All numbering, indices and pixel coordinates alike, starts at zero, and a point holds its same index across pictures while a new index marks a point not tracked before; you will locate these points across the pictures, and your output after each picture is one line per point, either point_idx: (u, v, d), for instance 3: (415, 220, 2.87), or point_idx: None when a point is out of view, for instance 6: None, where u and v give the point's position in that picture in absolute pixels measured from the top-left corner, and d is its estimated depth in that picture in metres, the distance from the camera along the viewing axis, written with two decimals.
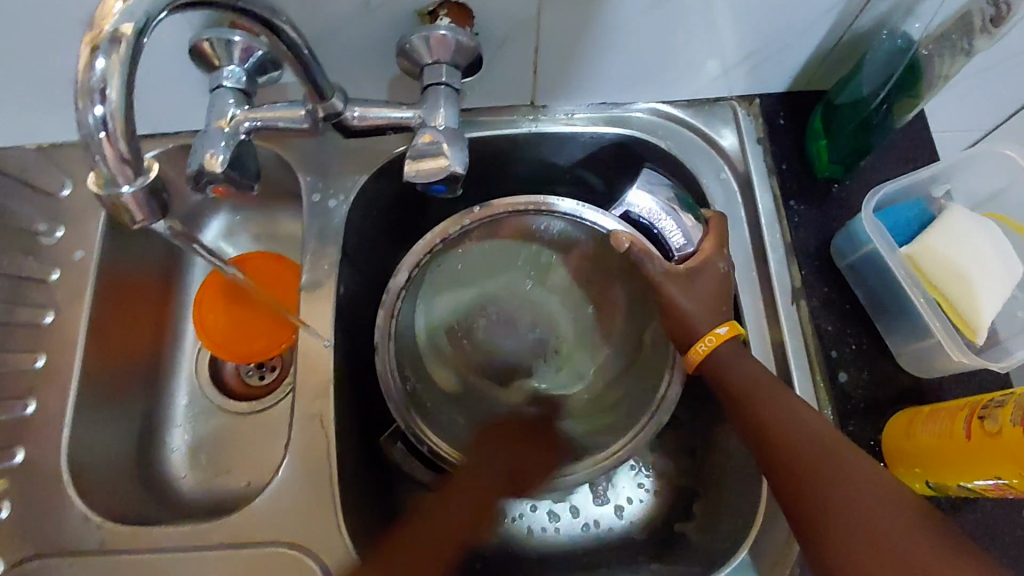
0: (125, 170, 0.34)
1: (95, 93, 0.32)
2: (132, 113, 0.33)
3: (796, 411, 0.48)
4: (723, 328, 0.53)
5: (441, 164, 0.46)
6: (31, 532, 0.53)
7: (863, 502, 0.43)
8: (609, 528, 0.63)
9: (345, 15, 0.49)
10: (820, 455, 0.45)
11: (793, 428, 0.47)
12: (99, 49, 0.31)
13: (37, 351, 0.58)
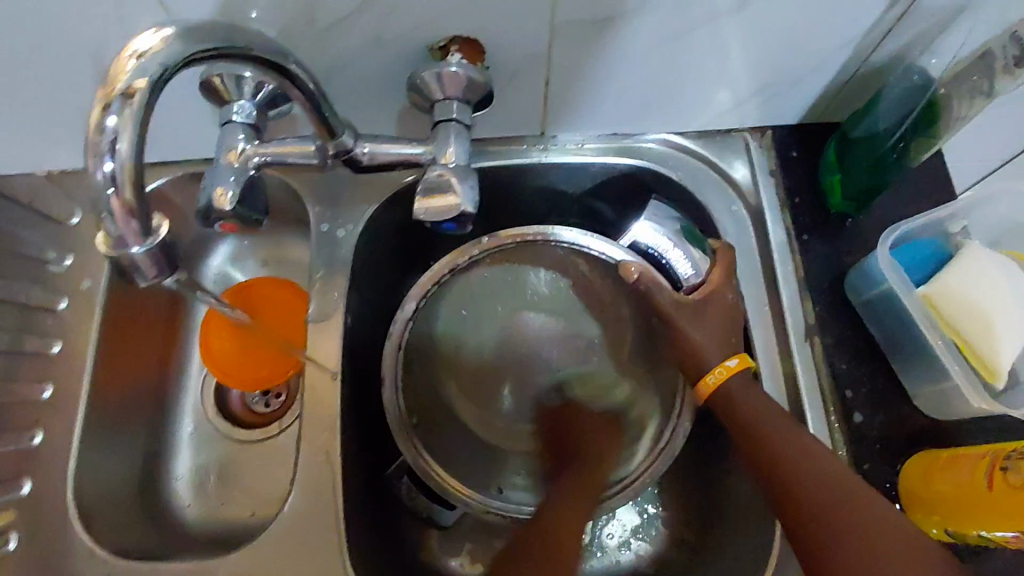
0: (132, 227, 0.34)
1: (106, 149, 0.32)
2: (143, 168, 0.33)
3: (806, 449, 0.47)
4: (733, 360, 0.52)
5: (449, 202, 0.46)
6: (36, 565, 0.53)
7: (894, 561, 0.41)
8: (616, 563, 0.62)
9: (357, 51, 0.49)
10: (833, 499, 0.44)
11: (804, 468, 0.46)
12: (112, 106, 0.31)
13: (45, 381, 0.59)
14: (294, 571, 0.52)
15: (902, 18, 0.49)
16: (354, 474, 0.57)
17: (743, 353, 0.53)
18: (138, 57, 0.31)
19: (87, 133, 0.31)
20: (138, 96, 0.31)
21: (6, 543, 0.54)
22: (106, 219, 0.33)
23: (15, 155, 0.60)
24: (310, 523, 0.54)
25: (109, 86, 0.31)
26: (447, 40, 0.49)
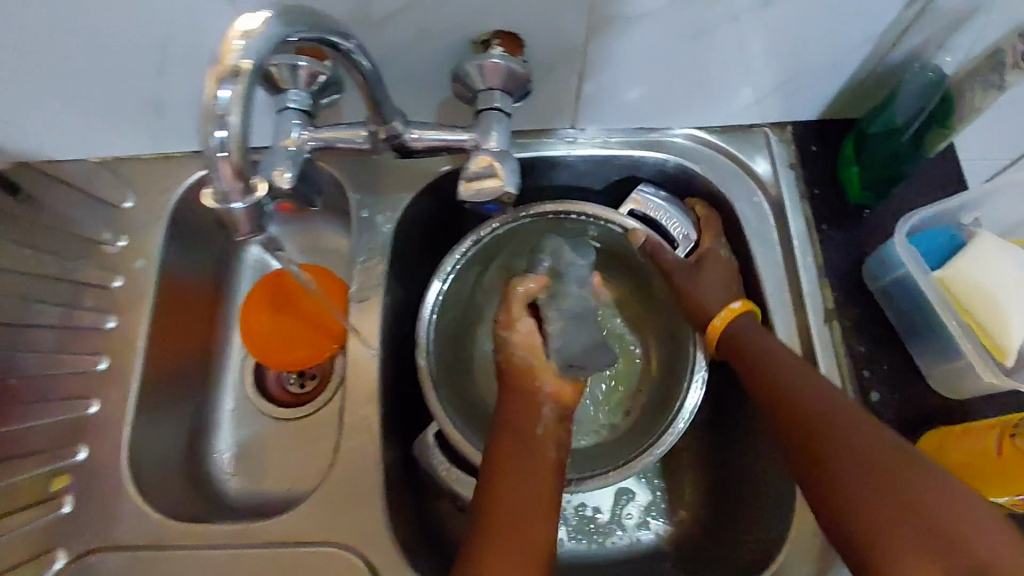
0: (238, 189, 0.37)
1: (219, 121, 0.35)
2: (248, 136, 0.36)
3: (805, 378, 0.49)
4: (736, 304, 0.57)
5: (493, 185, 0.50)
6: (93, 526, 0.56)
7: (886, 457, 0.41)
8: (635, 541, 0.65)
9: (405, 44, 0.53)
10: (832, 416, 0.45)
11: (806, 393, 0.48)
12: (224, 83, 0.34)
13: (101, 354, 0.62)
14: (338, 535, 0.55)
15: (917, 18, 0.52)
16: (393, 447, 0.60)
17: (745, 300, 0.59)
18: (244, 37, 0.34)
19: (204, 106, 0.34)
20: (246, 73, 0.34)
21: (63, 505, 0.57)
22: (217, 182, 0.36)
23: (74, 142, 0.64)
24: (353, 491, 0.57)
25: (221, 63, 0.34)
26: (490, 34, 0.53)
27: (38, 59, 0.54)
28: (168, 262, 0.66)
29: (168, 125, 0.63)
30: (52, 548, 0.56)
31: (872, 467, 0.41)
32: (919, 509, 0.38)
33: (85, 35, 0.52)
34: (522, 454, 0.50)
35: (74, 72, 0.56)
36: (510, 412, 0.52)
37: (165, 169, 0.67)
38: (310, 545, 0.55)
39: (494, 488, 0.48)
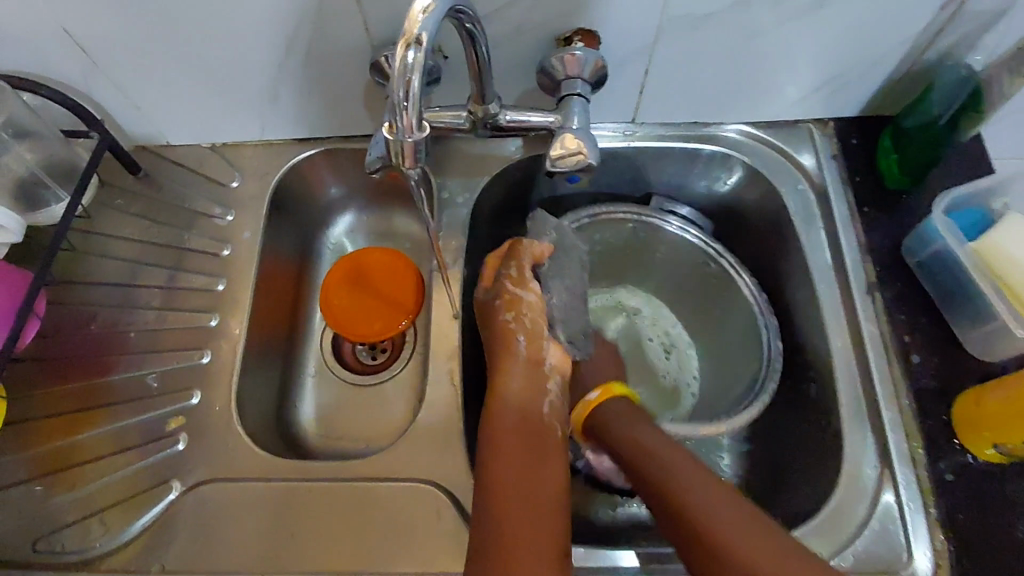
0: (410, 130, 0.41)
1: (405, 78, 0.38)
2: (426, 89, 0.40)
3: (693, 472, 0.52)
4: (595, 393, 0.63)
5: (578, 160, 0.57)
6: (207, 460, 0.62)
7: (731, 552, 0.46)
8: None
9: (499, 39, 0.61)
10: (711, 505, 0.49)
11: (692, 480, 0.51)
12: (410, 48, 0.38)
13: (212, 312, 0.69)
14: (423, 473, 0.61)
15: (950, 21, 0.59)
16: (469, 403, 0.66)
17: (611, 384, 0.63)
18: (423, 10, 0.37)
19: (392, 71, 0.38)
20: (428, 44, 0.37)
21: (178, 442, 0.63)
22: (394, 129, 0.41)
23: (195, 126, 0.73)
24: (434, 437, 0.62)
25: (406, 33, 0.37)
26: (572, 32, 0.60)
27: (180, 49, 0.63)
28: (268, 235, 0.74)
29: (277, 112, 0.71)
30: (166, 479, 0.62)
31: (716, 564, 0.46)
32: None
33: (226, 28, 0.61)
34: (530, 421, 0.54)
35: (208, 62, 0.65)
36: (521, 379, 0.57)
37: (268, 153, 0.76)
38: (398, 481, 0.60)
39: (501, 475, 0.49)
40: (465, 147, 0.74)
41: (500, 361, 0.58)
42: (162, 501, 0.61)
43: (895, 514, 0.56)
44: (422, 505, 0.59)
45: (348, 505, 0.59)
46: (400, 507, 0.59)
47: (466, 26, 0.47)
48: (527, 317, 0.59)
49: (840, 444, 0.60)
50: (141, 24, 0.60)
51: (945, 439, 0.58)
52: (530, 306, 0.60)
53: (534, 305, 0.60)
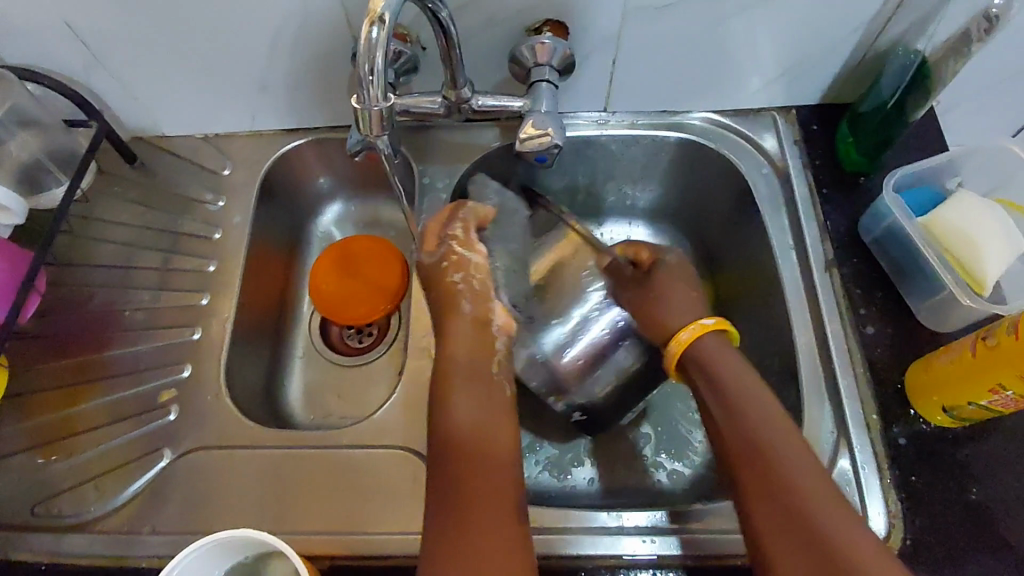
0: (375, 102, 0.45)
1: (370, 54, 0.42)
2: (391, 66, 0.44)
3: (786, 438, 0.49)
4: (710, 320, 0.60)
5: (546, 142, 0.60)
6: (195, 430, 0.66)
7: (824, 527, 0.44)
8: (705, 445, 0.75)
9: (473, 29, 0.64)
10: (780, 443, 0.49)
11: (764, 421, 0.51)
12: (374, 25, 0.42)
13: (203, 292, 0.73)
14: (402, 441, 0.64)
15: (897, 9, 0.63)
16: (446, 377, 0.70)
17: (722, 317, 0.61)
18: None
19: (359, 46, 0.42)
20: (390, 22, 0.41)
21: (168, 413, 0.66)
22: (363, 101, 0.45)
23: (189, 117, 0.77)
24: (412, 407, 0.66)
25: (371, 12, 0.41)
26: (541, 22, 0.64)
27: (174, 41, 0.67)
28: (258, 220, 0.77)
29: (267, 103, 0.75)
30: (156, 447, 0.65)
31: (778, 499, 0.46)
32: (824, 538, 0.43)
33: (216, 20, 0.65)
34: (476, 380, 0.54)
35: (201, 54, 0.69)
36: (459, 344, 0.57)
37: (259, 144, 0.79)
38: (378, 448, 0.63)
39: (456, 420, 0.51)
40: (446, 137, 0.78)
41: (449, 326, 0.58)
42: (153, 468, 0.64)
43: (851, 478, 0.58)
44: (399, 469, 0.62)
45: (330, 470, 0.62)
46: (379, 472, 0.62)
47: (429, 7, 0.51)
48: (475, 278, 0.60)
49: (798, 412, 0.63)
50: (136, 17, 0.64)
51: (898, 405, 0.61)
52: (476, 268, 0.60)
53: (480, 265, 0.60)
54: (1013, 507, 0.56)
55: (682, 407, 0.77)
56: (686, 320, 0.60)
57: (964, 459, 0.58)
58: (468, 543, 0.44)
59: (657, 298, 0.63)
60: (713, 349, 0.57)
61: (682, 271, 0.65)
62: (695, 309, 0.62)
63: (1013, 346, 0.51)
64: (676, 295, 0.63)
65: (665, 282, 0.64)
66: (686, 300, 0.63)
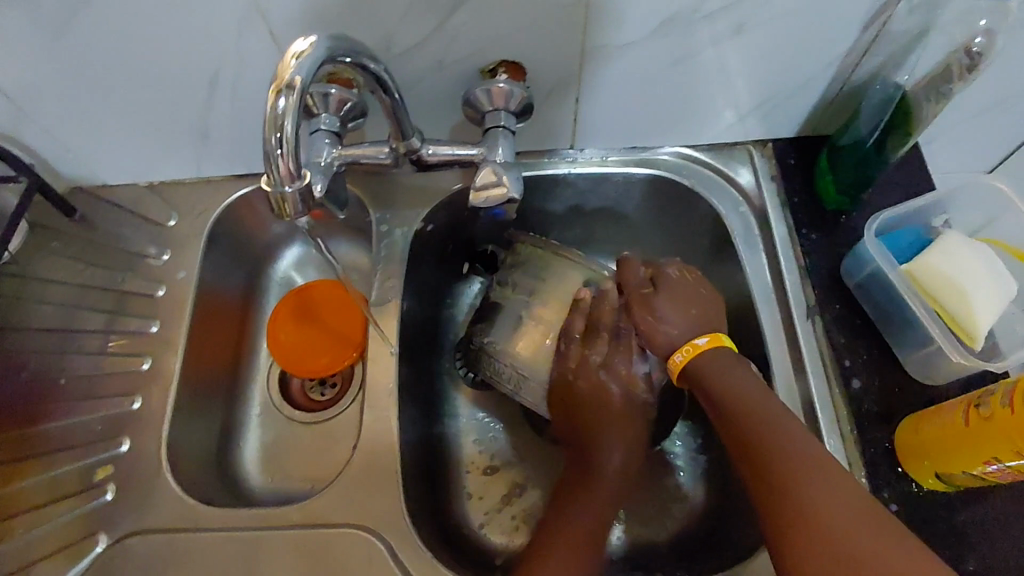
0: (288, 176, 0.41)
1: (278, 125, 0.39)
2: (301, 140, 0.41)
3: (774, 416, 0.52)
4: (703, 339, 0.58)
5: (500, 192, 0.56)
6: (134, 512, 0.61)
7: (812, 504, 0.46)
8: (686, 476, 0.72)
9: (424, 71, 0.60)
10: (812, 475, 0.47)
11: (798, 446, 0.49)
12: (281, 93, 0.38)
13: (144, 355, 0.68)
14: (357, 518, 0.60)
15: (874, 41, 0.59)
16: (406, 441, 0.66)
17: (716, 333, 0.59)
18: (296, 57, 0.38)
19: (265, 116, 0.39)
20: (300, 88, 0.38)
21: (106, 492, 0.62)
22: (272, 176, 0.41)
23: (129, 167, 0.72)
24: (369, 478, 0.61)
25: (278, 78, 0.38)
26: (496, 64, 0.60)
27: (107, 92, 0.63)
28: (205, 274, 0.73)
29: (214, 152, 0.71)
30: (94, 530, 0.60)
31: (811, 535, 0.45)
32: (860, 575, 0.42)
33: (152, 71, 0.61)
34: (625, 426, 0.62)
35: (138, 104, 0.64)
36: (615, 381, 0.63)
37: (207, 191, 0.75)
38: (331, 527, 0.59)
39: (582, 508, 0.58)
40: (406, 179, 0.74)
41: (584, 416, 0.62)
42: (90, 554, 0.59)
43: None
44: (353, 552, 0.57)
45: (281, 554, 0.58)
46: (331, 553, 0.58)
47: (368, 67, 0.47)
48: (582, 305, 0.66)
49: None
50: (62, 70, 0.59)
51: (887, 467, 0.56)
52: (598, 364, 0.63)
53: (580, 351, 0.64)
54: None
55: (664, 447, 0.73)
56: (678, 341, 0.58)
57: (961, 525, 0.54)
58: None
59: (653, 314, 0.60)
60: (717, 369, 0.56)
61: (688, 287, 0.61)
62: (694, 324, 0.59)
63: (1011, 418, 0.47)
64: (674, 318, 0.59)
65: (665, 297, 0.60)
66: (684, 319, 0.59)
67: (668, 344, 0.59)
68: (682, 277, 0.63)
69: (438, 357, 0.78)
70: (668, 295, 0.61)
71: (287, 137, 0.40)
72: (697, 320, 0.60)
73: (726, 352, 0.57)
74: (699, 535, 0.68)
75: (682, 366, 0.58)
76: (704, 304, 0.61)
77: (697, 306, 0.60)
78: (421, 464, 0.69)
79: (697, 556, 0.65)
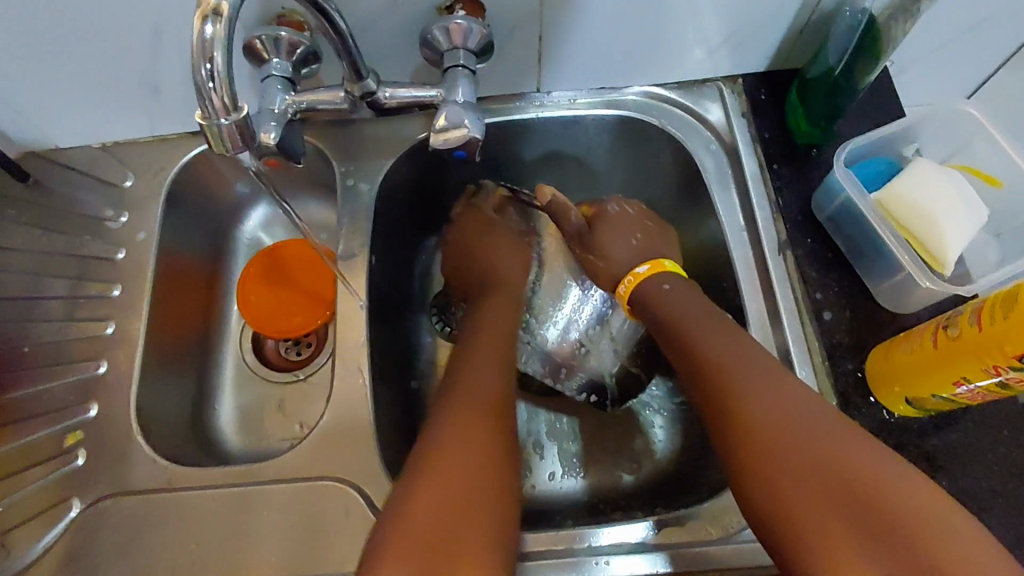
0: (223, 107, 0.40)
1: (207, 53, 0.37)
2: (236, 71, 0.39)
3: (744, 355, 0.52)
4: (644, 267, 0.63)
5: (460, 133, 0.54)
6: (106, 475, 0.61)
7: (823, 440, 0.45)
8: (664, 419, 0.73)
9: (376, 11, 0.57)
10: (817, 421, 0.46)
11: (780, 397, 0.48)
12: (208, 20, 0.37)
13: (107, 320, 0.67)
14: (333, 468, 0.59)
15: None
16: (380, 393, 0.65)
17: (657, 259, 0.63)
18: None
19: (193, 46, 0.37)
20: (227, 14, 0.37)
21: (77, 457, 0.61)
22: (206, 110, 0.40)
23: (78, 127, 0.69)
24: (343, 430, 0.61)
25: (204, 5, 0.37)
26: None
27: (44, 50, 0.59)
28: (167, 234, 0.71)
29: (166, 106, 0.68)
30: (67, 495, 0.60)
31: (813, 474, 0.44)
32: (875, 503, 0.41)
33: (89, 22, 0.57)
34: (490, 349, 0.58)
35: (79, 61, 0.61)
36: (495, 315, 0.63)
37: (163, 151, 0.72)
38: (307, 480, 0.59)
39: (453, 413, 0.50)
40: (368, 128, 0.71)
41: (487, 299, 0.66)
42: (63, 520, 0.59)
43: None
44: (330, 502, 0.57)
45: (256, 509, 0.57)
46: (307, 505, 0.57)
47: None
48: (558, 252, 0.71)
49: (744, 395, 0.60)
50: None
51: (860, 397, 0.56)
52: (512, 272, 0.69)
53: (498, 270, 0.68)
54: (984, 499, 0.53)
55: (644, 393, 0.74)
56: (623, 272, 0.64)
57: (934, 451, 0.55)
58: (450, 469, 0.45)
59: (594, 253, 0.66)
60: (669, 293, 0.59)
61: (628, 222, 0.67)
62: (639, 253, 0.64)
63: (978, 338, 0.47)
64: (616, 249, 0.65)
65: (603, 237, 0.66)
66: (626, 249, 0.65)
67: (615, 275, 0.65)
68: (621, 211, 0.67)
69: (414, 314, 0.78)
70: (606, 231, 0.66)
71: (219, 69, 0.38)
72: (640, 250, 0.65)
73: (669, 274, 0.62)
74: (679, 470, 0.68)
75: (627, 294, 0.63)
76: (645, 234, 0.66)
77: (640, 236, 0.66)
78: (399, 417, 0.69)
79: (674, 495, 0.66)
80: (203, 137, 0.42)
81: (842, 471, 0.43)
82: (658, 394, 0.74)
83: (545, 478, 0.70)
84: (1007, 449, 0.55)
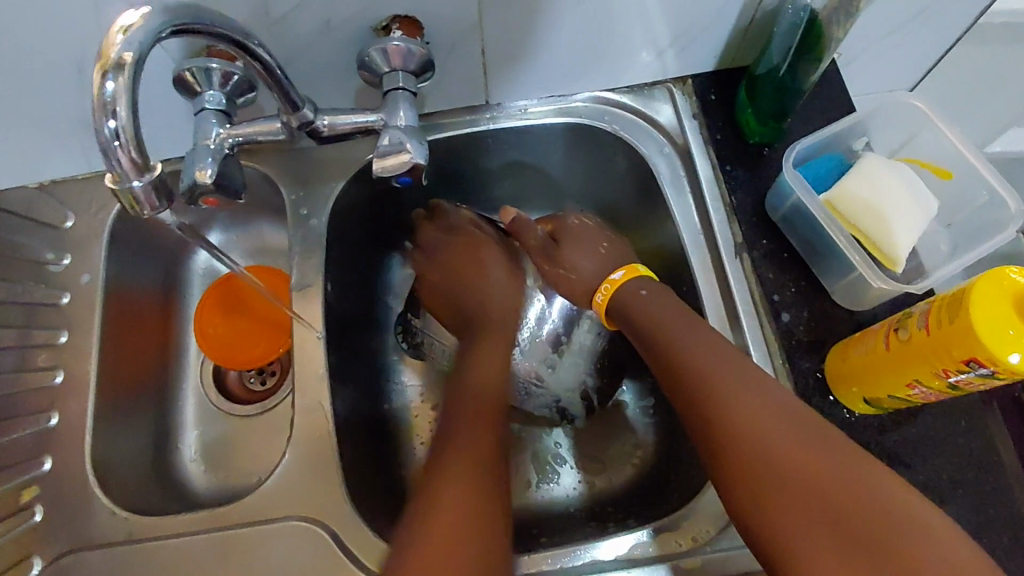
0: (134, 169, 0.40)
1: (109, 110, 0.38)
2: (141, 126, 0.39)
3: (718, 356, 0.51)
4: (620, 273, 0.60)
5: (403, 158, 0.52)
6: (67, 529, 0.59)
7: (801, 450, 0.45)
8: (639, 413, 0.73)
9: (309, 37, 0.56)
10: (792, 426, 0.46)
11: (756, 404, 0.48)
12: (108, 75, 0.37)
13: (55, 369, 0.65)
14: (301, 506, 0.58)
15: None
16: (344, 425, 0.64)
17: (631, 264, 0.61)
18: (123, 31, 0.37)
19: (94, 102, 0.37)
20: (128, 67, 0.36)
21: (33, 514, 0.60)
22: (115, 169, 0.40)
23: (8, 169, 0.66)
24: (307, 469, 0.60)
25: (104, 58, 0.37)
26: (388, 19, 0.55)
27: None
28: (113, 273, 0.69)
29: None
30: (28, 553, 0.58)
31: (818, 509, 0.43)
32: (862, 519, 0.42)
33: (7, 63, 0.55)
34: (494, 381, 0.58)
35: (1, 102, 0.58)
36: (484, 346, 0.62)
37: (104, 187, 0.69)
38: (273, 519, 0.58)
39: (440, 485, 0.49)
40: (316, 151, 0.70)
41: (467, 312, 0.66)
42: None
43: None
44: (301, 542, 0.56)
45: (219, 553, 0.56)
46: (275, 545, 0.56)
47: (220, 34, 0.42)
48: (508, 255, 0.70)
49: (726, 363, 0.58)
50: None
51: (820, 397, 0.57)
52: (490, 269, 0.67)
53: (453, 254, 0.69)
54: (946, 491, 0.54)
55: (614, 397, 0.74)
56: (598, 281, 0.61)
57: (894, 447, 0.55)
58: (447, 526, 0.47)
59: (565, 268, 0.63)
60: (636, 296, 0.58)
61: (591, 231, 0.65)
62: (606, 262, 0.62)
63: (927, 341, 0.47)
64: (583, 260, 0.63)
65: (568, 249, 0.63)
66: (594, 257, 0.62)
67: (588, 286, 0.61)
68: (581, 224, 0.65)
69: (379, 333, 0.76)
70: (572, 244, 0.64)
71: (124, 125, 0.38)
72: (609, 256, 0.63)
73: (645, 279, 0.59)
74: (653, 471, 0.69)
75: (604, 304, 0.60)
76: (611, 241, 0.64)
77: (606, 244, 0.64)
78: (366, 443, 0.67)
79: (649, 500, 0.66)
80: (116, 199, 0.42)
81: (840, 493, 0.43)
82: (630, 389, 0.74)
83: (521, 487, 0.71)
84: (965, 440, 0.56)
